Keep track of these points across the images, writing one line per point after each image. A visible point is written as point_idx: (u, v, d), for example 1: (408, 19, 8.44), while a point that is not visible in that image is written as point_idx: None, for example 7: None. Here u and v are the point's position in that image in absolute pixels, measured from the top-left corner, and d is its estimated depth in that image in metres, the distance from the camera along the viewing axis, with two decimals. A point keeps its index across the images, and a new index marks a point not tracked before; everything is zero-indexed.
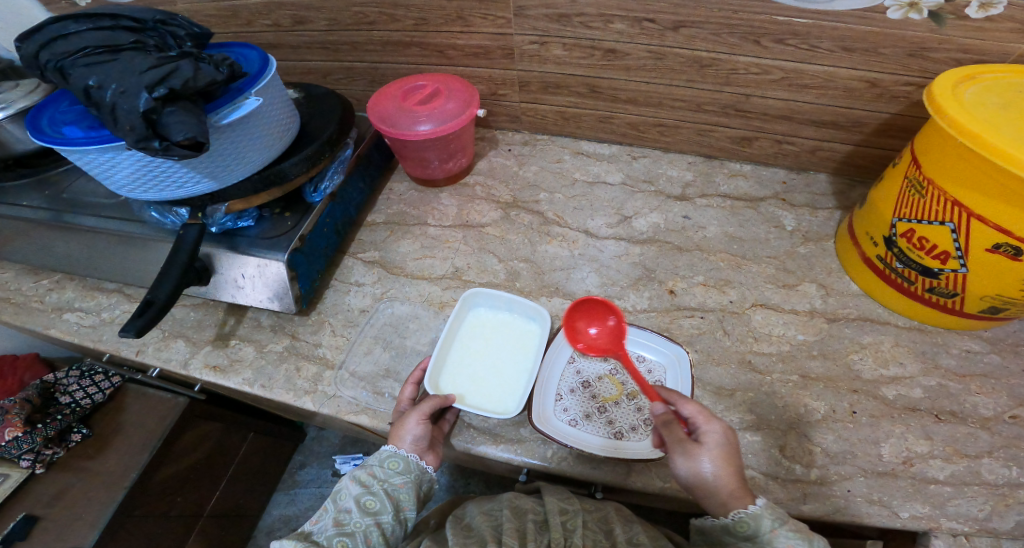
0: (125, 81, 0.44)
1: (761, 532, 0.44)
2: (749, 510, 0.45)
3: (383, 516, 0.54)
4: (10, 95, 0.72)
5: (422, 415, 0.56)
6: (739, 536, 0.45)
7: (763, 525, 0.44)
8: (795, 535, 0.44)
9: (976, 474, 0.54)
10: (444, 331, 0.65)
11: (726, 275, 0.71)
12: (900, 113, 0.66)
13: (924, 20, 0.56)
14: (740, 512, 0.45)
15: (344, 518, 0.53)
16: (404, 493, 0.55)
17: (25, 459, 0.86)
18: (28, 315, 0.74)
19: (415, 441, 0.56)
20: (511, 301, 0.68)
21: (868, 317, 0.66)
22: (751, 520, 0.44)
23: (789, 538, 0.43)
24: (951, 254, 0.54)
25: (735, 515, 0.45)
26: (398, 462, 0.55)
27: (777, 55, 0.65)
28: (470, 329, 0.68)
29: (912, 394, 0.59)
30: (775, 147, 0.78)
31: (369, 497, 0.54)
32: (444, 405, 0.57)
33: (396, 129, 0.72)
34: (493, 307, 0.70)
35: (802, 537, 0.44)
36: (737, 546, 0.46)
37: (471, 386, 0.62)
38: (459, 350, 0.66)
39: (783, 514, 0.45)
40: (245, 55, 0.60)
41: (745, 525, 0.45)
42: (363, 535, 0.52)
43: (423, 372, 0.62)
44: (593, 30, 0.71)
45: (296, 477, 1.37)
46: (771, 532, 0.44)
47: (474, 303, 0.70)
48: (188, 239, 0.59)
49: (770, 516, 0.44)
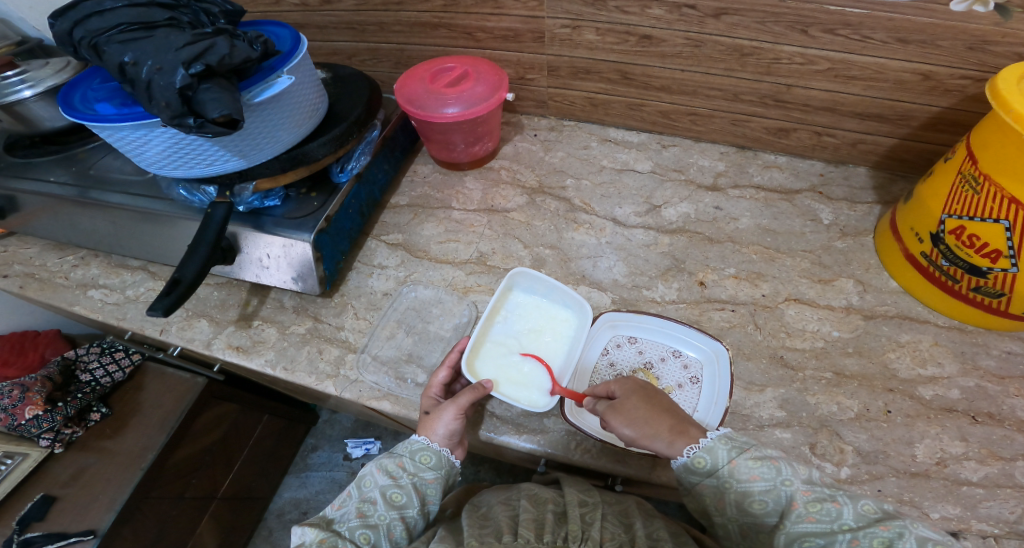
0: (162, 57, 0.43)
1: (718, 464, 0.47)
2: (699, 444, 0.48)
3: (408, 511, 0.53)
4: (40, 72, 0.72)
5: (458, 409, 0.55)
6: (700, 474, 0.48)
7: (720, 456, 0.48)
8: (752, 462, 0.47)
9: (1010, 477, 0.52)
10: (482, 318, 0.63)
11: (759, 267, 0.69)
12: (952, 107, 0.63)
13: (989, 12, 0.53)
14: (692, 447, 0.48)
15: (368, 509, 0.53)
16: (432, 488, 0.55)
17: (44, 438, 0.87)
18: (53, 291, 0.74)
19: (447, 434, 0.55)
20: (551, 287, 0.66)
21: (906, 315, 0.64)
22: (705, 453, 0.48)
23: (748, 466, 0.47)
24: (1003, 253, 0.52)
25: (690, 452, 0.48)
26: (430, 457, 0.55)
27: (825, 45, 0.63)
28: (507, 315, 0.67)
29: (949, 394, 0.57)
30: (813, 139, 0.75)
31: (395, 490, 0.54)
32: (480, 395, 0.55)
33: (423, 112, 0.70)
34: (530, 292, 0.68)
35: (761, 463, 0.47)
36: (704, 488, 0.48)
37: (506, 373, 0.62)
38: (496, 335, 0.65)
39: (739, 444, 0.48)
40: (277, 33, 0.59)
41: (703, 459, 0.48)
42: (387, 529, 0.52)
43: (459, 355, 0.62)
44: (629, 15, 0.69)
45: (307, 461, 1.37)
46: (728, 461, 0.47)
47: (511, 286, 0.68)
48: (216, 218, 0.58)
49: (724, 447, 0.48)
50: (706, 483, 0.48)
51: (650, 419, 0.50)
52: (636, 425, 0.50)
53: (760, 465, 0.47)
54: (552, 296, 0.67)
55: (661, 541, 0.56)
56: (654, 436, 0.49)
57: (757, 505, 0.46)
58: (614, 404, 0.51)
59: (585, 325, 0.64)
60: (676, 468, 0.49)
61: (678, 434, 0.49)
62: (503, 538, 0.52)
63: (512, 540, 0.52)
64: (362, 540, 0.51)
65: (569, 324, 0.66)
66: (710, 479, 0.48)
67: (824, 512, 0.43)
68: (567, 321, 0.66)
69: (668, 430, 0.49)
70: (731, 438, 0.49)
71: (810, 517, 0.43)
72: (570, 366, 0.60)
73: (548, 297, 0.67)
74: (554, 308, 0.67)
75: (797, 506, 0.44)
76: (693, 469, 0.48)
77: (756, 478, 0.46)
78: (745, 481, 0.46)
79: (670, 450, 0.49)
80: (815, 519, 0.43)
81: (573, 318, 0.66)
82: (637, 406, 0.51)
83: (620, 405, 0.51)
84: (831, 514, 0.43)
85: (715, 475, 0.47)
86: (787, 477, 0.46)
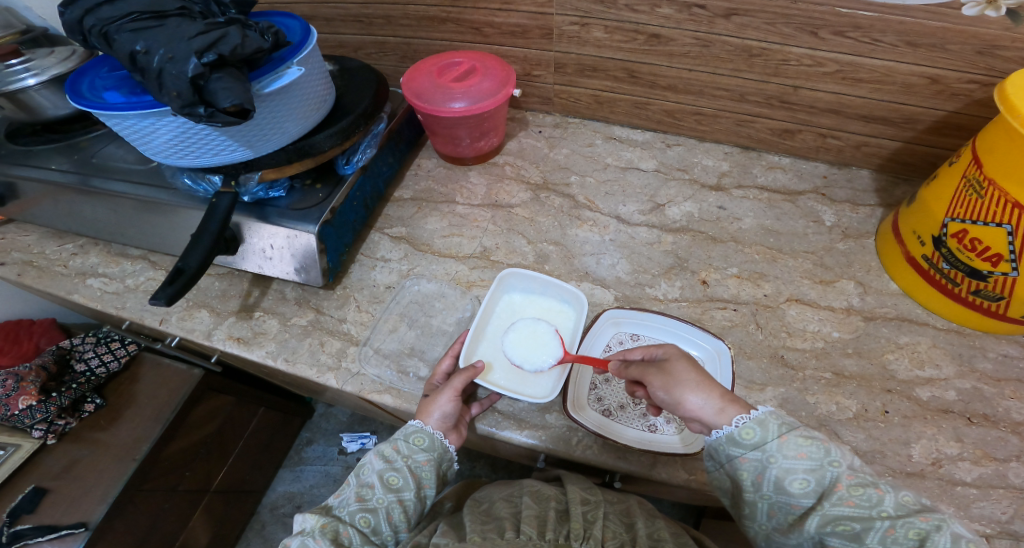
0: (174, 46, 0.42)
1: (767, 438, 0.44)
2: (750, 415, 0.45)
3: (405, 493, 0.52)
4: (45, 61, 0.71)
5: (455, 391, 0.55)
6: (745, 446, 0.44)
7: (770, 431, 0.44)
8: (803, 440, 0.43)
9: (1003, 477, 0.52)
10: (478, 315, 0.64)
11: (761, 267, 0.70)
12: (958, 111, 0.64)
13: (1001, 17, 0.54)
14: (742, 417, 0.45)
15: (367, 493, 0.52)
16: (427, 471, 0.54)
17: (36, 429, 0.86)
18: (51, 279, 0.74)
19: (442, 418, 0.55)
20: (546, 284, 0.67)
21: (905, 317, 0.65)
22: (756, 425, 0.44)
23: (798, 443, 0.43)
24: (1004, 257, 0.52)
25: (739, 421, 0.45)
26: (423, 439, 0.54)
27: (833, 47, 0.63)
28: (505, 313, 0.68)
29: (946, 395, 0.58)
30: (817, 141, 0.76)
31: (391, 473, 0.53)
32: (474, 376, 0.57)
33: (430, 105, 0.70)
34: (527, 292, 0.69)
35: (811, 442, 0.43)
36: (743, 461, 0.45)
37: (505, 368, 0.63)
38: (493, 333, 0.66)
39: (790, 421, 0.45)
40: (287, 24, 0.58)
41: (752, 430, 0.44)
42: (385, 511, 0.52)
43: (460, 346, 0.63)
44: (639, 13, 0.69)
45: (302, 454, 1.37)
46: (778, 436, 0.44)
47: (507, 287, 0.69)
48: (221, 207, 0.58)
49: (775, 421, 0.44)
50: (748, 457, 0.44)
51: (698, 383, 0.47)
52: (679, 387, 0.48)
53: (810, 443, 0.43)
54: (548, 292, 0.68)
55: (663, 541, 0.56)
56: (702, 398, 0.47)
57: (798, 485, 0.43)
58: (661, 364, 0.50)
59: (581, 319, 0.65)
60: (721, 437, 0.45)
61: (730, 402, 0.47)
62: (505, 536, 0.52)
63: (514, 537, 0.52)
64: (362, 522, 0.51)
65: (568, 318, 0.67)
66: (754, 453, 0.44)
67: (866, 497, 0.41)
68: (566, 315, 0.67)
69: (720, 396, 0.46)
70: (781, 414, 0.45)
71: (850, 501, 0.41)
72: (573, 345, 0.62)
73: (546, 295, 0.68)
74: (552, 305, 0.68)
75: (840, 488, 0.41)
76: (738, 440, 0.44)
77: (803, 456, 0.43)
78: (791, 459, 0.43)
79: (720, 416, 0.46)
80: (855, 503, 0.41)
81: (571, 313, 0.67)
82: (688, 370, 0.49)
83: (667, 367, 0.50)
84: (872, 500, 0.41)
85: (761, 449, 0.44)
86: (836, 458, 0.42)
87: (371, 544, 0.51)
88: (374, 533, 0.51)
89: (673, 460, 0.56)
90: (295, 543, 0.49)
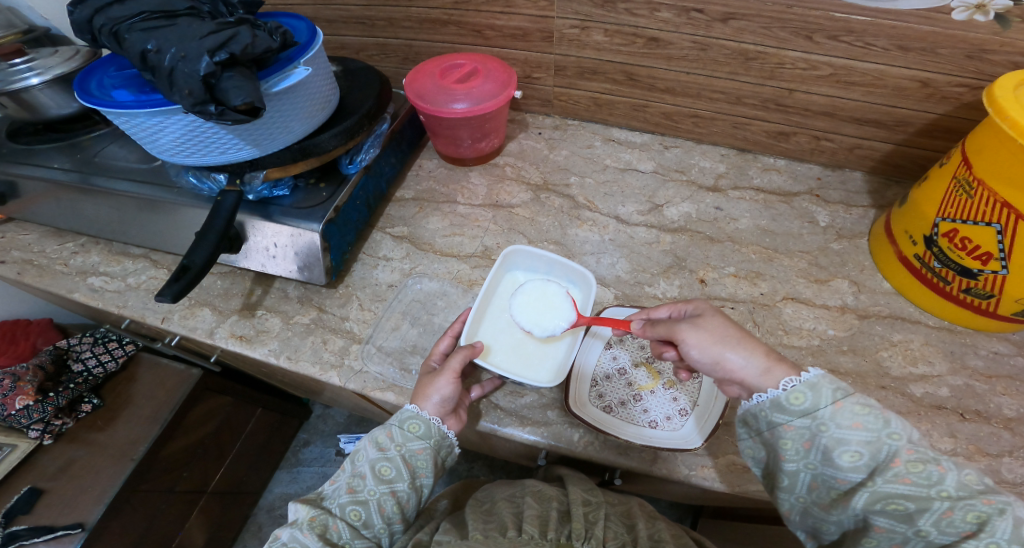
0: (185, 45, 0.43)
1: (819, 404, 0.43)
2: (800, 378, 0.44)
3: (398, 484, 0.52)
4: (49, 61, 0.71)
5: (454, 372, 0.54)
6: (793, 412, 0.43)
7: (822, 396, 0.43)
8: (859, 409, 0.42)
9: (996, 472, 0.53)
10: (482, 292, 0.63)
11: (758, 267, 0.71)
12: (948, 114, 0.65)
13: (989, 22, 0.55)
14: (791, 380, 0.44)
15: (358, 484, 0.52)
16: (422, 460, 0.53)
17: (34, 429, 0.87)
18: (52, 278, 0.73)
19: (441, 402, 0.54)
20: (551, 263, 0.66)
21: (899, 316, 0.66)
22: (807, 390, 0.43)
23: (853, 411, 0.42)
24: (994, 255, 0.54)
25: (788, 385, 0.44)
26: (419, 426, 0.53)
27: (827, 51, 0.65)
28: (509, 292, 0.68)
29: (939, 392, 0.60)
30: (812, 143, 0.78)
31: (384, 464, 0.52)
32: (472, 355, 0.55)
33: (433, 106, 0.71)
34: (531, 271, 0.69)
35: (868, 411, 0.42)
36: (790, 426, 0.44)
37: (507, 348, 0.63)
38: (497, 311, 0.66)
39: (846, 386, 0.43)
40: (293, 25, 0.59)
41: (801, 395, 0.43)
42: (377, 503, 0.51)
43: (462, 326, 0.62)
44: (638, 17, 0.70)
45: (299, 456, 1.36)
46: (832, 403, 0.42)
47: (511, 265, 0.68)
48: (225, 206, 0.58)
49: (829, 386, 0.43)
50: (796, 424, 0.43)
51: (737, 340, 0.47)
52: (717, 343, 0.47)
53: (866, 413, 0.42)
54: (553, 271, 0.67)
55: (663, 541, 0.57)
56: (743, 357, 0.46)
57: (849, 457, 0.41)
58: (695, 320, 0.49)
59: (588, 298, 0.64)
60: (765, 402, 0.45)
61: (776, 362, 0.46)
62: (508, 534, 0.53)
63: (516, 536, 0.53)
64: (351, 516, 0.51)
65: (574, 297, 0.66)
66: (803, 419, 0.43)
67: (925, 474, 0.39)
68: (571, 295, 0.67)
69: (766, 354, 0.46)
70: (837, 380, 0.44)
71: (907, 478, 0.40)
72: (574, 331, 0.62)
73: (550, 274, 0.68)
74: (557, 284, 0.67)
75: (897, 463, 0.40)
76: (785, 405, 0.44)
77: (859, 426, 0.41)
78: (845, 428, 0.42)
79: (764, 378, 0.45)
80: (912, 481, 0.39)
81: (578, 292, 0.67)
82: (724, 326, 0.48)
83: (702, 323, 0.49)
84: (932, 478, 0.39)
85: (811, 416, 0.43)
86: (895, 431, 0.41)
87: (361, 538, 0.51)
88: (366, 527, 0.51)
89: (673, 455, 0.57)
90: (287, 533, 0.50)
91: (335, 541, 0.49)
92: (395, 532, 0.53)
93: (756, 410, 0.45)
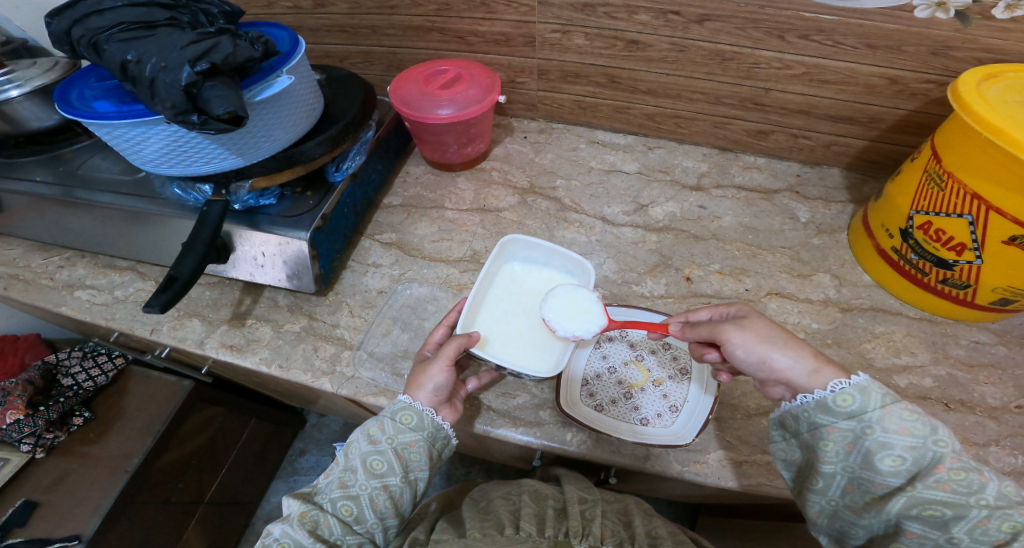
0: (166, 56, 0.43)
1: (867, 407, 0.43)
2: (850, 380, 0.44)
3: (389, 479, 0.52)
4: (28, 72, 0.71)
5: (447, 360, 0.53)
6: (839, 414, 0.44)
7: (871, 400, 0.43)
8: (909, 416, 0.42)
9: (984, 462, 0.54)
10: (478, 280, 0.61)
11: (742, 263, 0.72)
12: (918, 110, 0.67)
13: (950, 19, 0.57)
14: (840, 382, 0.44)
15: (349, 479, 0.52)
16: (415, 453, 0.53)
17: (25, 443, 0.84)
18: (37, 292, 0.73)
19: (435, 391, 0.54)
20: (549, 253, 0.64)
21: (880, 308, 0.67)
22: (855, 392, 0.43)
23: (902, 416, 0.42)
24: (968, 246, 0.55)
25: (836, 387, 0.44)
26: (411, 417, 0.53)
27: (800, 50, 0.66)
28: (506, 283, 0.65)
29: (923, 383, 0.61)
30: (790, 141, 0.79)
31: (376, 457, 0.52)
32: (467, 344, 0.54)
33: (417, 113, 0.72)
34: (529, 262, 0.66)
35: (917, 418, 0.42)
36: (835, 427, 0.44)
37: (502, 341, 0.60)
38: (493, 302, 0.64)
39: (895, 393, 0.44)
40: (275, 35, 0.60)
41: (849, 398, 0.43)
42: (369, 497, 0.51)
43: (457, 315, 0.61)
44: (617, 20, 0.71)
45: (296, 465, 1.35)
46: (880, 407, 0.43)
47: (508, 256, 0.66)
48: (212, 215, 0.58)
49: (878, 391, 0.43)
50: (841, 425, 0.44)
51: (785, 341, 0.47)
52: (763, 344, 0.47)
53: (915, 419, 0.42)
54: (551, 262, 0.65)
55: (660, 539, 0.57)
56: (791, 357, 0.46)
57: (891, 461, 0.42)
58: (740, 321, 0.49)
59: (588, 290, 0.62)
60: (809, 402, 0.45)
61: (824, 363, 0.46)
62: (505, 532, 0.53)
63: (513, 534, 0.53)
64: (343, 511, 0.51)
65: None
66: (850, 422, 0.43)
67: (966, 482, 0.40)
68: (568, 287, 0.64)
69: (815, 356, 0.46)
70: (886, 386, 0.44)
71: (947, 485, 0.40)
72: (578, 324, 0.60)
73: (548, 265, 0.66)
74: (555, 276, 0.65)
75: (941, 469, 0.40)
76: (831, 406, 0.44)
77: (905, 431, 0.42)
78: (890, 432, 0.42)
79: (812, 378, 0.46)
80: (951, 488, 0.40)
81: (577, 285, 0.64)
82: (770, 328, 0.48)
83: (747, 324, 0.49)
84: (972, 487, 0.40)
85: (857, 418, 0.43)
86: (942, 438, 0.41)
87: (353, 534, 0.51)
88: (357, 522, 0.51)
89: (665, 452, 0.57)
90: (277, 530, 0.49)
91: (327, 537, 0.49)
92: (389, 527, 0.53)
93: (798, 411, 0.46)
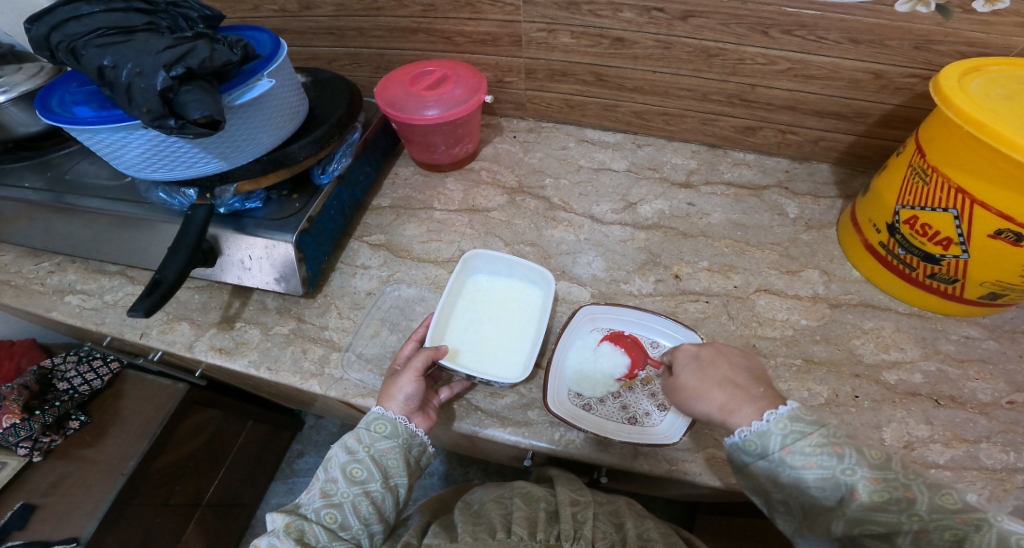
0: (142, 61, 0.44)
1: (769, 448, 0.44)
2: (747, 427, 0.45)
3: (371, 485, 0.52)
4: (14, 79, 0.72)
5: (416, 371, 0.56)
6: (752, 457, 0.45)
7: (772, 442, 0.44)
8: (812, 448, 0.42)
9: (975, 459, 0.54)
10: (446, 292, 0.65)
11: (730, 260, 0.72)
12: (904, 104, 0.67)
13: (932, 13, 0.57)
14: (743, 428, 0.45)
15: (331, 488, 0.52)
16: (392, 459, 0.54)
17: (22, 447, 0.85)
18: (29, 298, 0.73)
19: (406, 401, 0.55)
20: (511, 264, 0.69)
21: (869, 303, 0.67)
22: (755, 437, 0.44)
23: (804, 452, 0.42)
24: (954, 240, 0.55)
25: (739, 434, 0.45)
26: (385, 426, 0.54)
27: (784, 46, 0.66)
28: (471, 295, 0.69)
29: (912, 379, 0.60)
30: (778, 136, 0.79)
31: (355, 466, 0.53)
32: (434, 356, 0.57)
33: (404, 114, 0.72)
34: (492, 274, 0.71)
35: (820, 449, 0.42)
36: (754, 469, 0.45)
37: (469, 349, 0.64)
38: (460, 314, 0.67)
39: (800, 428, 0.43)
40: (256, 38, 0.60)
41: (752, 442, 0.44)
42: (351, 505, 0.51)
43: (427, 330, 0.63)
44: (602, 18, 0.71)
45: (294, 467, 1.35)
46: (781, 448, 0.43)
47: (473, 270, 0.71)
48: (196, 219, 0.58)
49: (778, 432, 0.43)
50: (759, 466, 0.45)
51: (700, 396, 0.49)
52: (686, 402, 0.51)
53: (820, 451, 0.42)
54: (513, 272, 0.70)
55: (652, 540, 0.57)
56: (706, 411, 0.49)
57: (814, 490, 0.42)
58: (672, 379, 0.53)
59: (550, 296, 0.67)
60: (729, 448, 0.47)
61: (733, 411, 0.47)
62: (497, 536, 0.53)
63: (505, 538, 0.53)
64: (328, 519, 0.51)
65: (533, 296, 0.69)
66: (761, 463, 0.44)
67: (893, 501, 0.39)
68: (531, 294, 0.69)
69: (720, 405, 0.48)
70: (791, 419, 0.44)
71: (874, 507, 0.39)
72: (542, 326, 0.63)
73: (511, 275, 0.71)
74: (519, 285, 0.70)
75: (860, 495, 0.40)
76: (743, 450, 0.45)
77: (813, 465, 0.42)
78: (800, 468, 0.42)
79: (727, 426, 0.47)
80: (881, 509, 0.39)
81: (539, 292, 0.69)
82: (690, 381, 0.51)
83: (675, 382, 0.53)
84: (901, 504, 0.38)
85: (767, 459, 0.44)
86: (851, 465, 0.41)
87: (340, 540, 0.51)
88: (343, 529, 0.51)
89: (654, 451, 0.57)
90: (265, 543, 0.50)
91: (313, 544, 0.49)
92: (375, 533, 0.53)
93: (728, 455, 0.47)
